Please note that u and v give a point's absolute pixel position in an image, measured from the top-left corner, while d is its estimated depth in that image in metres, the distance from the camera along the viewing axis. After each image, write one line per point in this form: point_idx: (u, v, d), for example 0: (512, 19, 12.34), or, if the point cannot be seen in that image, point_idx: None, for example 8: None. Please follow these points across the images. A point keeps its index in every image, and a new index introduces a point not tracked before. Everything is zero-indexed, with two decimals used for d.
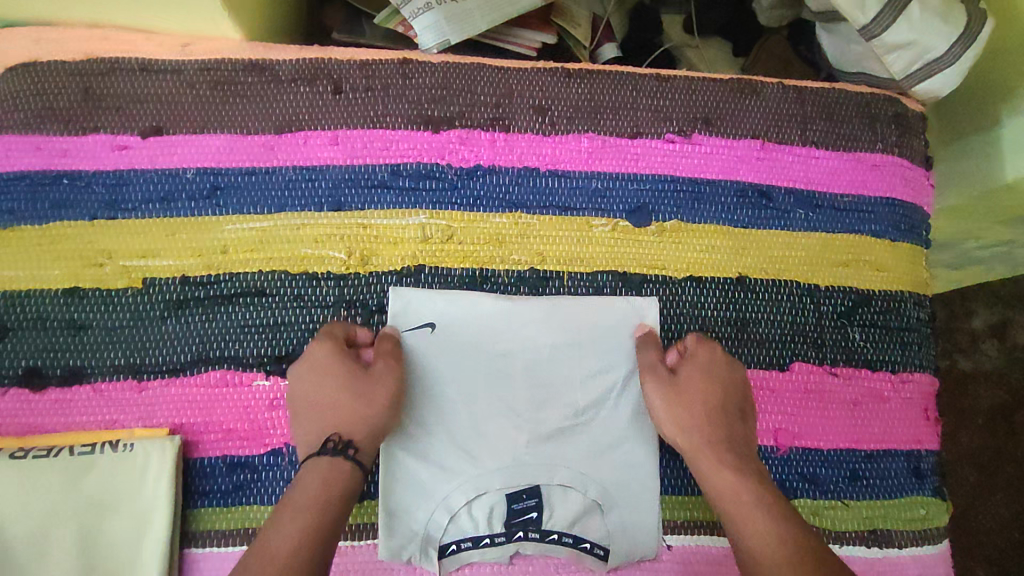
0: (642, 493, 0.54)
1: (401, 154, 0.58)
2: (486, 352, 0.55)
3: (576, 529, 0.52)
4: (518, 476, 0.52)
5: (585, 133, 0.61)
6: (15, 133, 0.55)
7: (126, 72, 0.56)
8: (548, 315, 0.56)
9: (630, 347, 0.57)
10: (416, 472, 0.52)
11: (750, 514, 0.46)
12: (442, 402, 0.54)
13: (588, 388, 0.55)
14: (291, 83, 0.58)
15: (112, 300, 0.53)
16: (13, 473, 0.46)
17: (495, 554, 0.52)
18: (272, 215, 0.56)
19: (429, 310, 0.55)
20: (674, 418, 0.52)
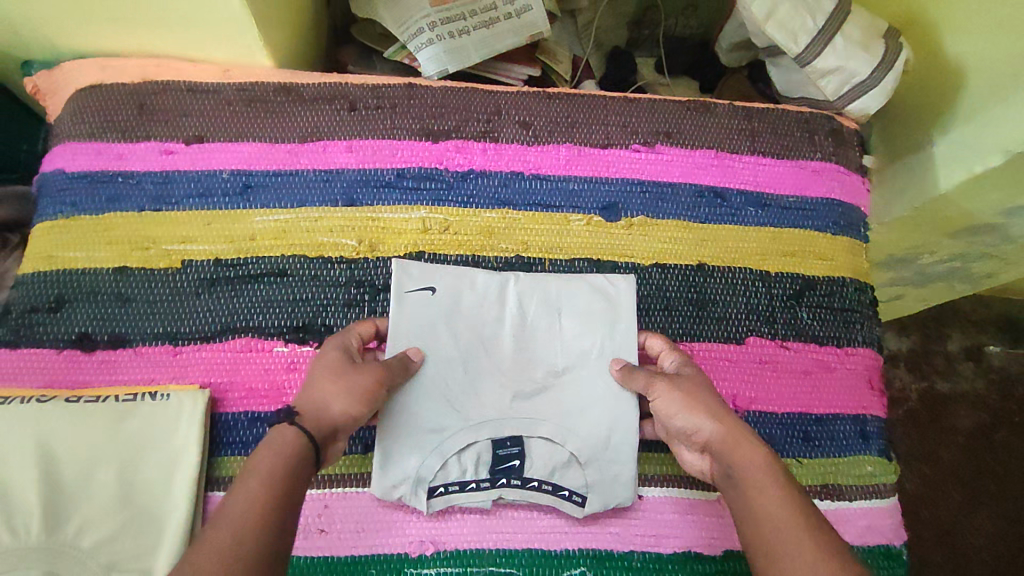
0: (620, 447, 0.60)
1: (405, 160, 0.68)
2: (478, 319, 0.63)
3: (555, 478, 0.59)
4: (503, 427, 0.60)
5: (564, 143, 0.71)
6: (81, 140, 0.65)
7: (176, 91, 0.67)
8: (534, 289, 0.64)
9: (608, 317, 0.64)
10: (412, 421, 0.59)
11: (768, 505, 0.47)
12: (439, 361, 0.61)
13: (569, 353, 0.63)
14: (315, 102, 0.69)
15: (155, 277, 0.61)
16: (66, 415, 0.54)
17: (481, 498, 0.58)
18: (294, 209, 0.65)
19: (429, 280, 0.63)
20: (689, 410, 0.54)
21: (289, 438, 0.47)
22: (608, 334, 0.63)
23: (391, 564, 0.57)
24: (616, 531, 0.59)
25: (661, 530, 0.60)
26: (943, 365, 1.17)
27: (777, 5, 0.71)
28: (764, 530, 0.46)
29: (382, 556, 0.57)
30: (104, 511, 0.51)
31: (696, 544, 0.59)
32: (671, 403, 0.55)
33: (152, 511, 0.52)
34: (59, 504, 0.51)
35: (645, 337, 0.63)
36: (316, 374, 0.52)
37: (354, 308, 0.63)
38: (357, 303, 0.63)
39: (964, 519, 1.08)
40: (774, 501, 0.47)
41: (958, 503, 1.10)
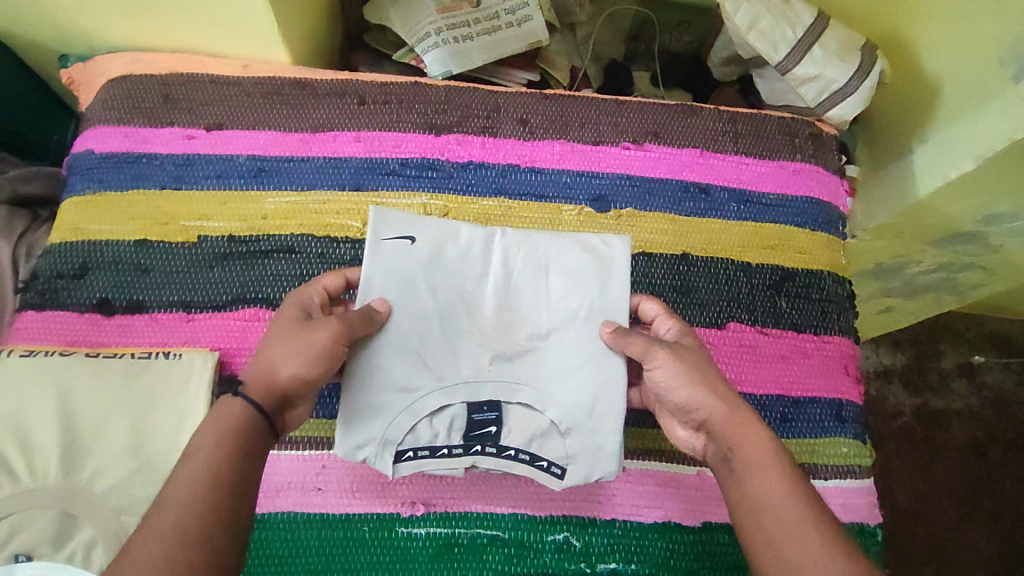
0: (608, 415, 0.59)
1: (409, 151, 0.73)
2: (459, 277, 0.62)
3: (533, 447, 0.59)
4: (480, 391, 0.60)
5: (558, 139, 0.75)
6: (110, 124, 0.71)
7: (199, 83, 0.73)
8: (521, 248, 0.63)
9: (597, 276, 0.62)
10: (386, 377, 0.57)
11: (768, 492, 0.48)
12: (417, 316, 0.59)
13: (555, 316, 0.62)
14: (326, 96, 0.74)
15: (172, 250, 0.66)
16: (86, 368, 0.57)
17: (453, 465, 0.59)
18: (304, 192, 0.70)
19: (412, 233, 0.62)
20: (692, 386, 0.54)
21: (237, 410, 0.47)
22: (596, 296, 0.62)
23: (384, 522, 0.59)
24: (598, 498, 0.62)
25: (641, 500, 0.62)
26: (936, 381, 1.19)
27: (758, 17, 0.77)
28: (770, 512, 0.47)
29: (375, 514, 0.59)
30: (115, 459, 0.54)
31: (674, 514, 0.62)
32: (672, 375, 0.55)
33: (160, 459, 0.55)
34: (74, 450, 0.54)
35: (638, 299, 0.64)
36: (270, 335, 0.52)
37: None
38: None
39: (957, 534, 1.09)
40: (770, 484, 0.49)
41: (952, 519, 1.11)
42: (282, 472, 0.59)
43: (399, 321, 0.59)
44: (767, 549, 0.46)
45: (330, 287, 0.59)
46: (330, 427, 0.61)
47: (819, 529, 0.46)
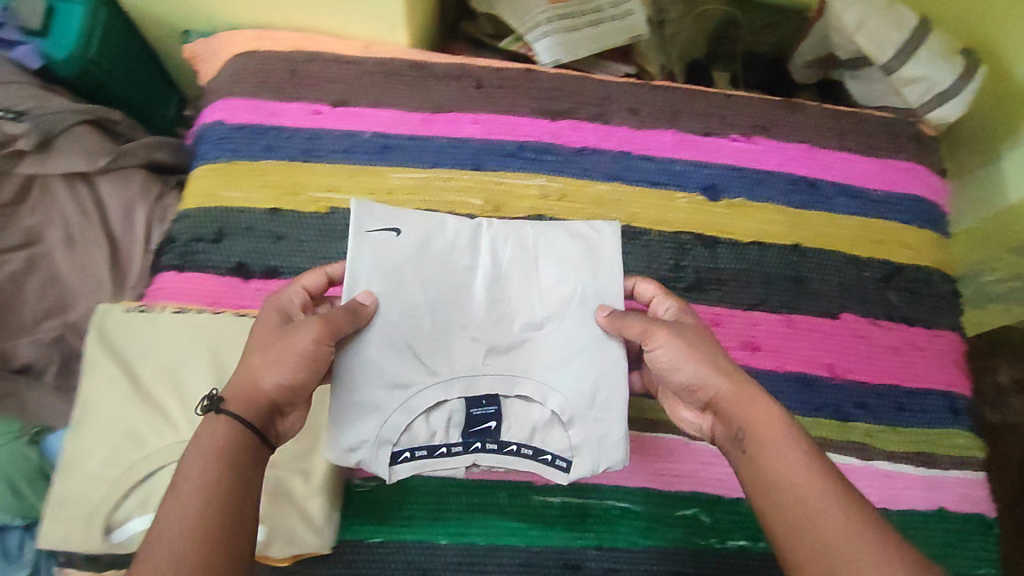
0: (610, 404, 0.54)
1: (526, 134, 0.74)
2: (447, 266, 0.55)
3: (536, 441, 0.55)
4: (475, 384, 0.55)
5: (669, 129, 0.76)
6: (238, 97, 0.72)
7: (322, 61, 0.74)
8: (487, 235, 0.57)
9: (567, 260, 0.57)
10: (376, 374, 0.52)
11: (792, 469, 0.46)
12: (405, 313, 0.53)
13: (545, 302, 0.56)
14: (444, 78, 0.75)
15: (304, 220, 0.68)
16: (238, 326, 0.59)
17: (453, 463, 0.54)
18: (427, 169, 0.71)
19: (394, 221, 0.55)
20: (706, 364, 0.51)
21: (224, 428, 0.45)
22: (589, 280, 0.56)
23: (520, 491, 0.60)
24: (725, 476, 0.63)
25: None
26: None
27: (867, 18, 0.77)
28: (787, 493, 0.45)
29: (514, 484, 0.60)
30: None
31: None
32: (680, 354, 0.51)
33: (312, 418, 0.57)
34: None
35: (634, 281, 0.60)
36: (250, 345, 0.50)
37: None
38: None
39: None
40: (792, 456, 0.46)
41: None
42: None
43: (389, 320, 0.53)
44: (793, 533, 0.44)
45: (311, 287, 0.56)
46: None
47: (840, 505, 0.43)
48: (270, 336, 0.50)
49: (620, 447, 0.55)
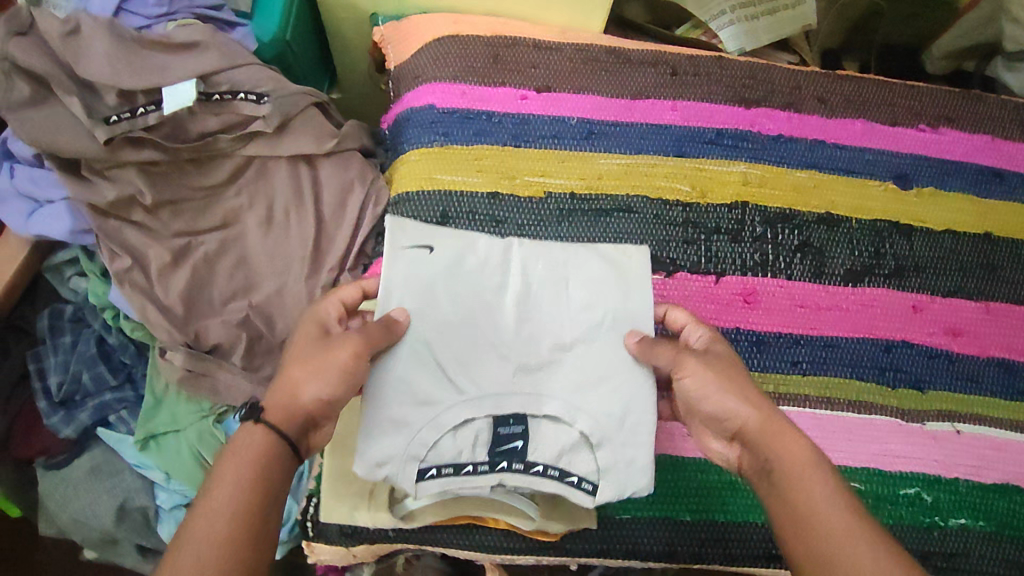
0: (633, 429, 0.55)
1: (722, 122, 0.75)
2: (481, 287, 0.58)
3: (562, 462, 0.55)
4: (504, 403, 0.55)
5: (858, 118, 0.77)
6: (446, 81, 0.73)
7: (524, 47, 0.75)
8: (521, 258, 0.60)
9: (599, 286, 0.59)
10: (402, 389, 0.54)
11: (815, 504, 0.47)
12: (445, 328, 0.56)
13: (576, 326, 0.58)
14: (641, 65, 0.76)
15: (523, 204, 0.69)
16: None
17: (480, 482, 0.54)
18: (633, 155, 0.72)
19: (428, 241, 0.59)
20: (732, 396, 0.53)
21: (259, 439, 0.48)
22: (615, 307, 0.58)
23: None
24: (939, 455, 0.67)
25: (977, 460, 0.67)
26: None
27: None
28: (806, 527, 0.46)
29: None
30: None
31: (1013, 477, 0.67)
32: (711, 385, 0.53)
33: None
34: None
35: (664, 308, 0.61)
36: (292, 356, 0.53)
37: (693, 246, 0.70)
38: (694, 242, 0.70)
39: None
40: (828, 495, 0.47)
41: None
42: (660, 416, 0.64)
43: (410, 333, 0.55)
44: (803, 570, 0.46)
45: (348, 300, 0.58)
46: None
47: (886, 547, 0.45)
48: (319, 350, 0.52)
49: (645, 473, 0.55)
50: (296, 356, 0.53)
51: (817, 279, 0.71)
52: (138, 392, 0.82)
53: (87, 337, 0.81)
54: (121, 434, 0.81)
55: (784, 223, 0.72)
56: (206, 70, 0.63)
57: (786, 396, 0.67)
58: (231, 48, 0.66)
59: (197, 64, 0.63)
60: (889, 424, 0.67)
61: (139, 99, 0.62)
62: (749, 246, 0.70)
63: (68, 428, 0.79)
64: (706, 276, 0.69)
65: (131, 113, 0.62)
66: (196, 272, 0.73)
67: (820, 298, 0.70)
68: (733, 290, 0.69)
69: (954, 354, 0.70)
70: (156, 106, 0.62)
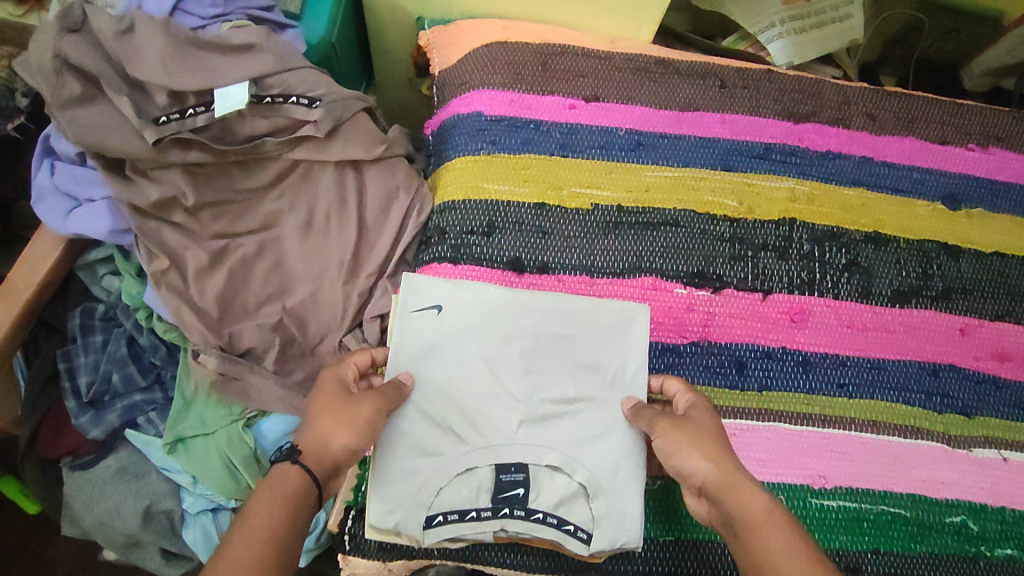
0: (630, 484, 0.55)
1: (771, 136, 0.74)
2: (488, 338, 0.57)
3: (561, 511, 0.54)
4: (508, 453, 0.55)
5: (907, 136, 0.77)
6: (494, 89, 0.72)
7: (572, 55, 0.74)
8: (531, 308, 0.59)
9: (607, 340, 0.59)
10: (409, 440, 0.54)
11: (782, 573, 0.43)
12: (444, 383, 0.56)
13: (579, 380, 0.57)
14: (690, 77, 0.75)
15: (570, 215, 0.68)
16: None
17: (480, 530, 0.53)
18: (681, 169, 0.71)
19: (440, 294, 0.58)
20: (694, 456, 0.50)
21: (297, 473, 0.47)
22: (619, 362, 0.58)
23: (797, 493, 0.62)
24: (986, 482, 0.65)
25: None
26: None
27: None
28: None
29: (790, 486, 0.62)
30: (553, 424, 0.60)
31: None
32: (677, 446, 0.50)
33: None
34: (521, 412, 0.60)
35: (660, 379, 0.58)
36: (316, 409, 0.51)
37: (740, 262, 0.68)
38: (741, 258, 0.69)
39: None
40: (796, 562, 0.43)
41: None
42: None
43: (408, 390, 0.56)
44: None
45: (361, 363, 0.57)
46: (738, 398, 0.64)
47: None
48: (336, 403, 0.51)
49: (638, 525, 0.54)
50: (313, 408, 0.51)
51: (864, 299, 0.69)
52: (167, 394, 0.81)
53: (117, 337, 0.80)
54: (149, 436, 0.79)
55: (832, 242, 0.70)
56: (258, 74, 0.62)
57: (834, 419, 0.65)
58: (286, 51, 0.64)
59: (249, 66, 0.62)
60: (937, 450, 0.66)
61: (189, 100, 0.62)
62: (797, 264, 0.69)
63: (97, 429, 0.78)
64: (753, 293, 0.68)
65: (180, 114, 0.62)
66: (232, 274, 0.72)
67: (866, 320, 0.69)
68: (780, 309, 0.68)
69: (999, 379, 0.69)
70: (204, 109, 0.62)
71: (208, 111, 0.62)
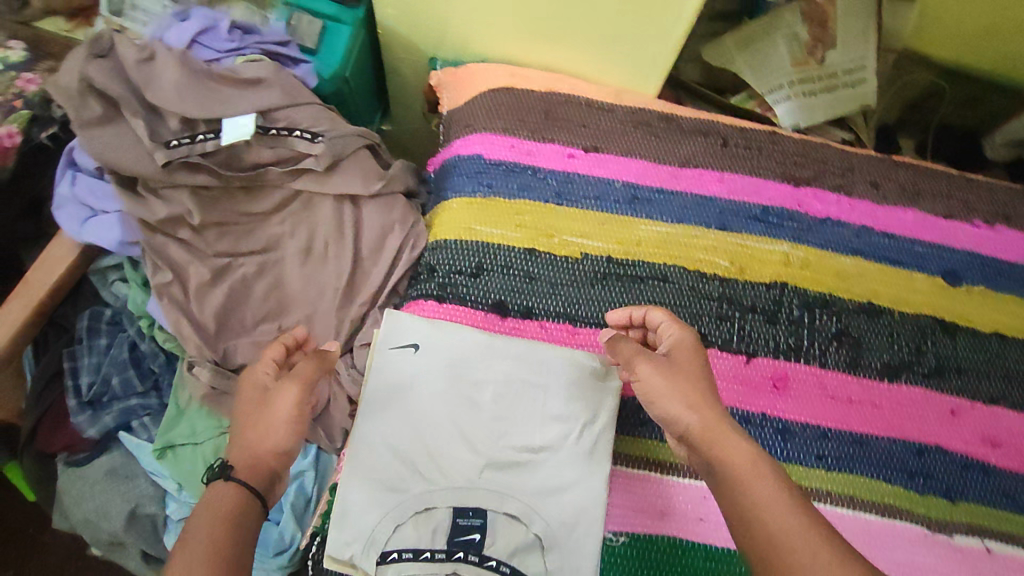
0: (585, 539, 0.55)
1: (769, 198, 0.74)
2: (461, 381, 0.59)
3: (515, 560, 0.53)
4: (469, 497, 0.55)
5: (911, 208, 0.76)
6: (496, 133, 0.74)
7: (576, 105, 0.76)
8: (506, 356, 0.60)
9: (576, 394, 0.60)
10: (375, 474, 0.55)
11: (765, 495, 0.45)
12: (418, 416, 0.58)
13: (545, 430, 0.58)
14: (692, 134, 0.76)
15: (558, 262, 0.69)
16: None
17: (433, 572, 0.52)
18: (675, 224, 0.72)
19: (418, 334, 0.60)
20: (677, 400, 0.52)
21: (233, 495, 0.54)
22: (587, 416, 0.59)
23: None
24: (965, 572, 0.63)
25: None
26: None
27: None
28: (747, 524, 0.45)
29: None
30: None
31: None
32: (662, 390, 0.53)
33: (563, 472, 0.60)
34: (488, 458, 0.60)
35: (647, 310, 0.60)
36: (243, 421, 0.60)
37: (726, 322, 0.68)
38: (727, 318, 0.68)
39: None
40: (772, 489, 0.46)
41: None
42: (654, 490, 0.59)
43: (383, 417, 0.57)
44: None
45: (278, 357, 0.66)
46: None
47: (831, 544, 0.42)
48: (257, 412, 0.60)
49: None
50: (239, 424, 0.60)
51: (852, 370, 0.68)
52: (162, 400, 0.83)
53: (121, 341, 0.83)
54: (141, 441, 0.82)
55: (823, 309, 0.70)
56: (265, 107, 0.66)
57: (810, 491, 0.63)
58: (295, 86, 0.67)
59: (256, 99, 0.65)
60: (916, 533, 0.63)
61: (200, 128, 0.65)
62: (784, 329, 0.69)
63: (93, 429, 0.81)
64: (737, 355, 0.67)
65: (189, 140, 0.65)
66: (231, 291, 0.75)
67: (855, 391, 0.67)
68: (763, 373, 0.67)
69: (990, 465, 0.67)
70: (211, 135, 0.65)
71: (216, 139, 0.65)
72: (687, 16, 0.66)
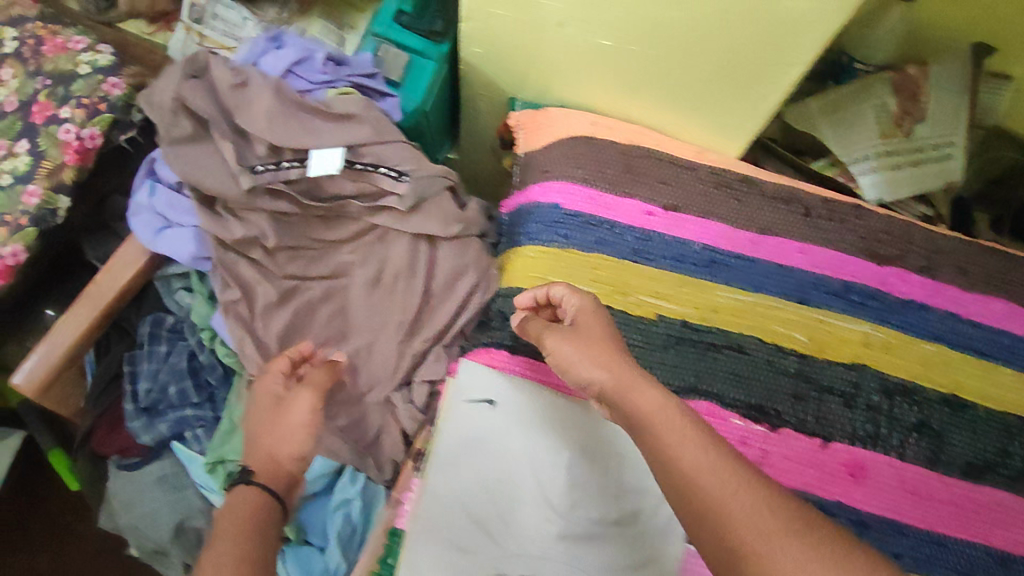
0: None
1: (851, 274, 0.71)
2: (537, 442, 0.58)
3: None
4: (539, 566, 0.53)
5: (999, 297, 0.73)
6: (574, 182, 0.72)
7: (657, 160, 0.74)
8: (584, 421, 0.59)
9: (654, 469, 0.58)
10: (443, 532, 0.54)
11: (694, 455, 0.42)
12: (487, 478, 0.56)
13: (621, 501, 0.56)
14: (774, 201, 0.73)
15: (633, 323, 0.67)
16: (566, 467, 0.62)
17: None
18: (753, 294, 0.70)
19: (495, 389, 0.59)
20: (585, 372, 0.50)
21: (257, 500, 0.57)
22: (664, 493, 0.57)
23: None
24: None
25: None
26: None
27: None
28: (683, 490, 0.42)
29: None
30: None
31: None
32: (572, 357, 0.50)
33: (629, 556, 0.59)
34: None
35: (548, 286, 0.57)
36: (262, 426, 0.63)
37: (802, 401, 0.66)
38: (804, 397, 0.66)
39: None
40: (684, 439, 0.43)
41: None
42: None
43: (449, 477, 0.56)
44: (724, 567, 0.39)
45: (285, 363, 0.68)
46: None
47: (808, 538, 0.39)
48: (271, 418, 0.63)
49: None
50: (253, 430, 0.63)
51: (930, 466, 0.65)
52: (216, 413, 0.84)
53: (180, 349, 0.84)
54: (194, 452, 0.83)
55: (903, 397, 0.67)
56: (352, 143, 0.65)
57: None
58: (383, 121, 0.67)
59: (344, 134, 0.65)
60: None
61: (286, 154, 0.65)
62: (862, 414, 0.66)
63: (148, 435, 0.83)
64: (811, 438, 0.65)
65: (274, 165, 0.65)
66: (295, 314, 0.74)
67: (936, 488, 0.64)
68: (839, 459, 0.64)
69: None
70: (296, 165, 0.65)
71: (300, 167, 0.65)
72: (785, 85, 0.64)
